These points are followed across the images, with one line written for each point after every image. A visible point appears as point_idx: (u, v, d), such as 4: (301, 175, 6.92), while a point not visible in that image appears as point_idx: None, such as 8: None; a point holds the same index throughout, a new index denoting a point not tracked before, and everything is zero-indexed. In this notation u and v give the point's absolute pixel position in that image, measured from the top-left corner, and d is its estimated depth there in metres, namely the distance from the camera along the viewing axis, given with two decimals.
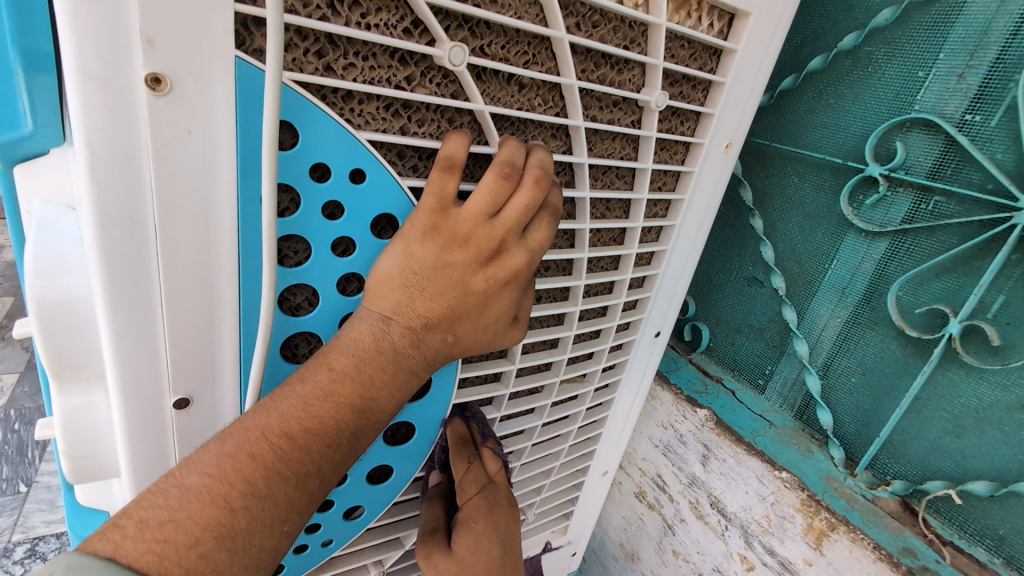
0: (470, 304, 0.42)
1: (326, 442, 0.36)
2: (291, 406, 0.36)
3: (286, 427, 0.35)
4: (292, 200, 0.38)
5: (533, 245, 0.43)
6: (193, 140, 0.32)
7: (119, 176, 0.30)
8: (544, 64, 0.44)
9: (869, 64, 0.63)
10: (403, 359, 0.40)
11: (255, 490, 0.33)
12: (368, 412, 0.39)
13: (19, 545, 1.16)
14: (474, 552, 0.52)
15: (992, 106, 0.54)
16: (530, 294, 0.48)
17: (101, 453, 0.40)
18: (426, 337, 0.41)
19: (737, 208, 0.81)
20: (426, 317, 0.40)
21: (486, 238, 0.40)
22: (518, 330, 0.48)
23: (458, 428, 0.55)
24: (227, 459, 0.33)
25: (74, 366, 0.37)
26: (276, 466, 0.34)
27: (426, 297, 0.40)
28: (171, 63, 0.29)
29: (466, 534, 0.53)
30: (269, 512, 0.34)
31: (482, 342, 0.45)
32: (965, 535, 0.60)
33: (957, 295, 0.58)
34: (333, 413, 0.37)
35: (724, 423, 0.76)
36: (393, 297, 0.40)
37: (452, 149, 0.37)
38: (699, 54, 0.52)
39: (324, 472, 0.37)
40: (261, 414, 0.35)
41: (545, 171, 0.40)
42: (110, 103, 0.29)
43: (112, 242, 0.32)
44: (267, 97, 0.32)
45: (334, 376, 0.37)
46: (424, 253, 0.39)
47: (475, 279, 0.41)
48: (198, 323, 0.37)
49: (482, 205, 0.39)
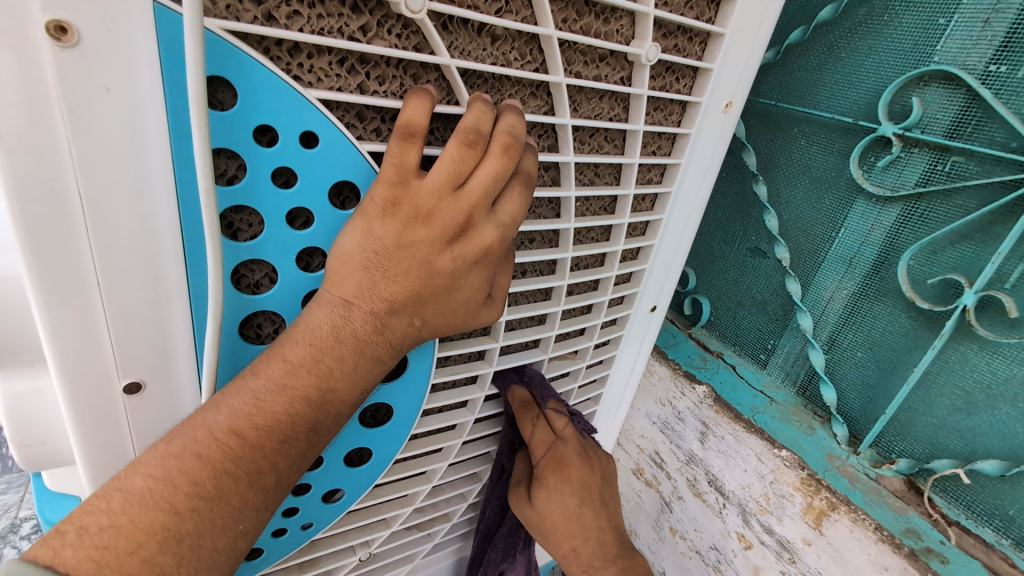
0: (438, 284, 0.38)
1: (280, 437, 0.34)
2: (242, 401, 0.34)
3: (236, 425, 0.33)
4: (239, 166, 0.35)
5: (503, 219, 0.39)
6: (114, 99, 0.28)
7: (31, 141, 0.27)
8: (519, 13, 0.40)
9: (885, 13, 0.57)
10: (366, 347, 0.37)
11: (202, 491, 0.32)
12: (326, 403, 0.36)
13: (25, 521, 1.17)
14: (553, 500, 0.57)
15: (1020, 55, 0.49)
16: (507, 270, 0.45)
17: (53, 440, 0.39)
18: (391, 322, 0.38)
19: (740, 174, 0.76)
20: (391, 300, 0.37)
21: (452, 213, 0.36)
22: (493, 310, 0.45)
23: (519, 393, 0.58)
24: (171, 460, 0.32)
25: (13, 352, 0.35)
26: (224, 465, 0.32)
27: (388, 280, 0.37)
28: (76, 8, 0.26)
29: (542, 489, 0.57)
30: (218, 513, 0.32)
31: (454, 323, 0.42)
32: (972, 516, 0.58)
33: (974, 264, 0.54)
34: (287, 407, 0.35)
35: (723, 400, 0.74)
36: (356, 280, 0.36)
37: (411, 115, 0.34)
38: (695, 2, 0.47)
39: (280, 468, 0.35)
40: (210, 411, 0.33)
41: (514, 139, 0.37)
42: (8, 56, 0.25)
43: (31, 215, 0.29)
44: (192, 48, 0.28)
45: (287, 368, 0.35)
46: (384, 232, 0.36)
47: (441, 259, 0.38)
48: (142, 303, 0.34)
49: (443, 176, 0.36)
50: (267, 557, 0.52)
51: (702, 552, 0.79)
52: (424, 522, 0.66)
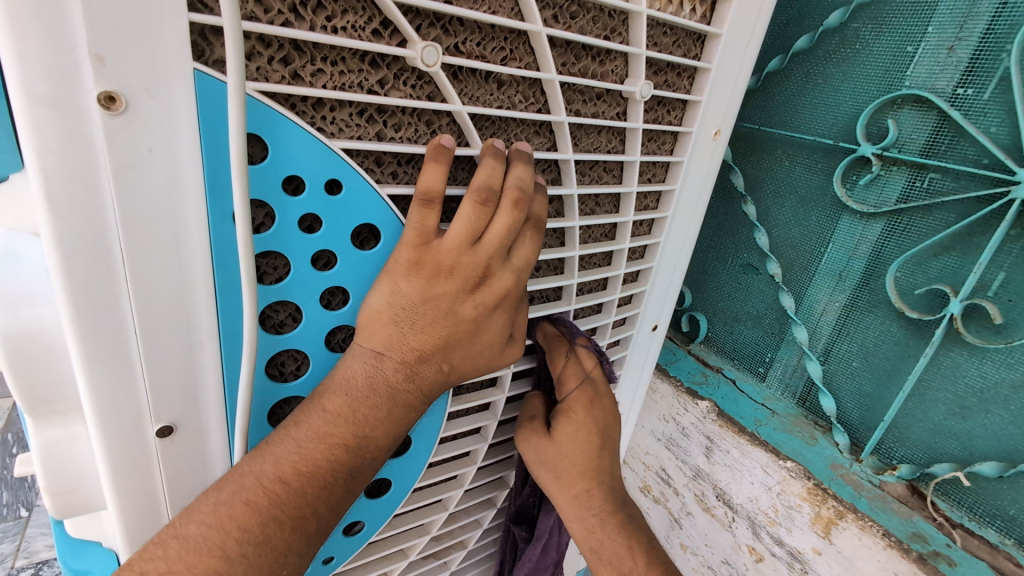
0: (462, 330, 0.41)
1: (321, 484, 0.36)
2: (287, 450, 0.36)
3: (281, 472, 0.35)
4: (267, 215, 0.36)
5: (518, 264, 0.41)
6: (156, 160, 0.30)
7: (80, 202, 0.29)
8: (522, 60, 0.42)
9: (857, 41, 0.61)
10: (397, 396, 0.39)
11: (251, 537, 0.34)
12: (363, 449, 0.38)
13: (22, 572, 1.17)
14: (575, 438, 0.54)
15: (984, 78, 0.53)
16: (524, 311, 0.47)
17: (85, 487, 0.39)
18: (421, 369, 0.40)
19: (729, 195, 0.80)
20: (420, 349, 0.40)
21: (471, 265, 0.39)
22: (516, 349, 0.46)
23: (549, 330, 0.55)
24: (223, 507, 0.34)
25: (49, 401, 0.36)
26: (271, 511, 0.34)
27: (416, 331, 0.39)
28: (124, 79, 0.28)
29: (567, 424, 0.54)
30: (266, 559, 0.34)
31: (480, 364, 0.44)
32: (975, 517, 0.60)
33: (957, 275, 0.57)
34: (327, 454, 0.37)
35: (726, 415, 0.76)
36: (386, 332, 0.39)
37: (429, 182, 0.37)
38: (682, 41, 0.50)
39: (321, 514, 0.37)
40: (258, 459, 0.35)
41: (523, 193, 0.39)
42: (62, 126, 0.27)
43: (76, 270, 0.30)
44: (232, 111, 0.30)
45: (327, 417, 0.37)
46: (410, 289, 0.38)
47: (464, 307, 0.40)
48: (176, 347, 0.35)
49: (461, 233, 0.38)
50: None
51: (714, 567, 0.80)
52: (440, 551, 0.66)
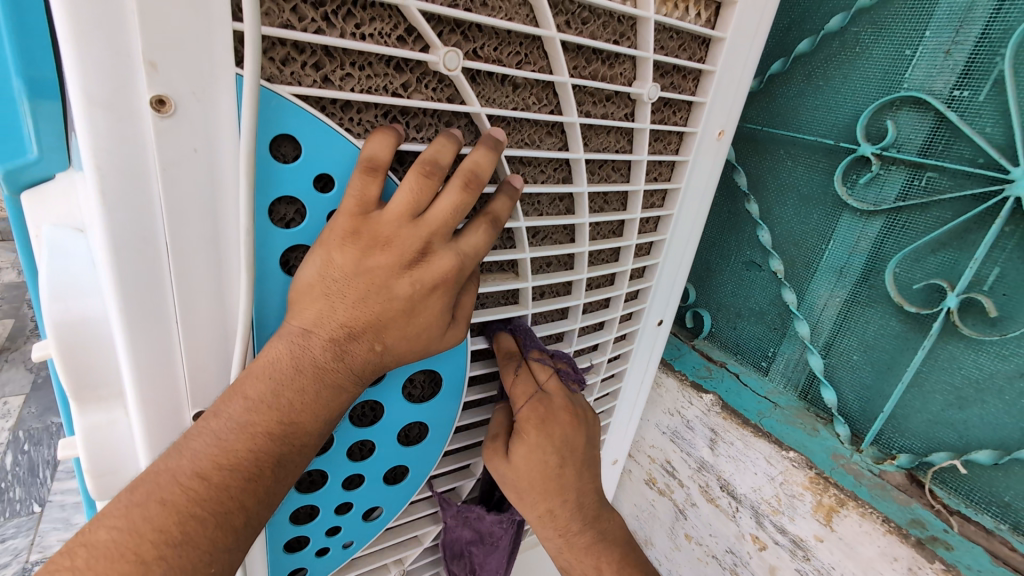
0: (395, 310, 0.38)
1: (247, 475, 0.35)
2: (206, 444, 0.35)
3: (200, 469, 0.34)
4: (297, 211, 0.38)
5: (464, 249, 0.40)
6: (199, 159, 0.32)
7: (131, 199, 0.31)
8: (536, 63, 0.44)
9: (857, 45, 0.63)
10: (327, 375, 0.38)
11: (169, 538, 0.32)
12: (290, 436, 0.37)
13: (37, 565, 1.18)
14: (530, 459, 0.51)
15: (980, 80, 0.54)
16: (471, 290, 0.44)
17: (124, 469, 0.41)
18: (351, 347, 0.38)
19: (733, 193, 0.82)
20: (348, 323, 0.37)
21: (411, 240, 0.37)
22: (458, 330, 0.44)
23: (506, 343, 0.53)
24: (135, 509, 0.33)
25: (93, 386, 0.38)
26: (189, 509, 0.33)
27: (349, 305, 0.37)
28: (173, 84, 0.30)
29: (520, 444, 0.51)
30: (188, 557, 0.33)
31: (416, 349, 0.41)
32: (972, 504, 0.61)
33: (954, 269, 0.59)
34: (249, 444, 0.36)
35: (730, 407, 0.78)
36: (317, 308, 0.37)
37: (374, 150, 0.36)
38: (689, 45, 0.52)
39: (249, 507, 0.36)
40: (207, 436, 0.35)
41: (476, 175, 0.39)
42: (117, 127, 0.29)
43: (126, 263, 0.32)
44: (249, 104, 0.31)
45: (249, 405, 0.36)
46: (345, 260, 0.37)
47: (400, 283, 0.38)
48: (214, 336, 0.37)
49: (403, 204, 0.37)
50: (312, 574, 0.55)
51: (718, 556, 0.82)
52: None
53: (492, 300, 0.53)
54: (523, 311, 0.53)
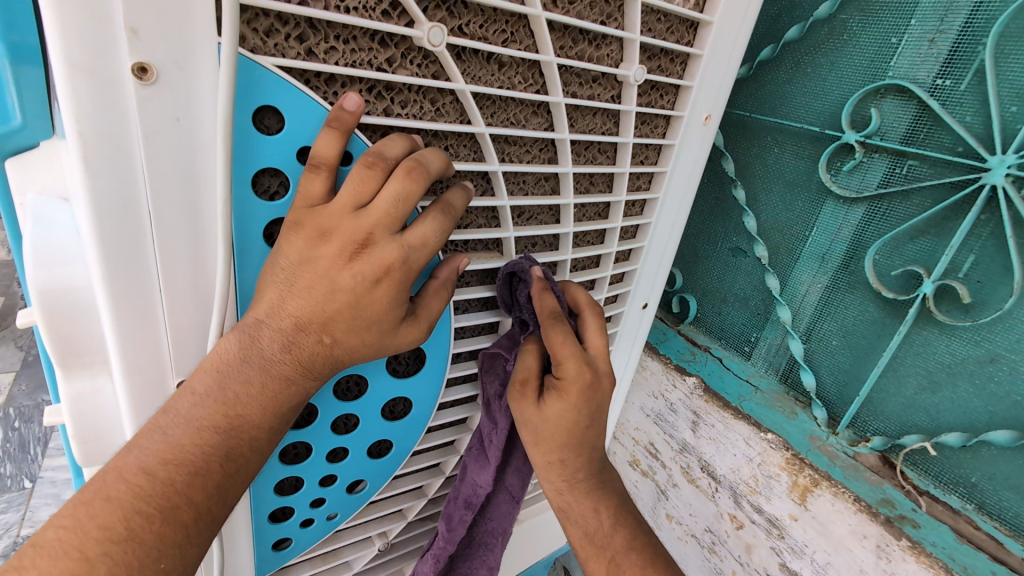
0: (340, 303, 0.38)
1: (191, 468, 0.36)
2: (153, 442, 0.36)
3: (148, 465, 0.35)
4: (280, 183, 0.39)
5: (410, 241, 0.39)
6: (181, 128, 0.33)
7: (113, 166, 0.32)
8: (522, 42, 0.44)
9: (845, 32, 0.64)
10: (273, 368, 0.39)
11: (113, 534, 0.33)
12: (237, 430, 0.38)
13: (29, 539, 1.20)
14: (563, 416, 0.50)
15: (962, 70, 0.55)
16: (440, 293, 0.44)
17: (111, 435, 0.43)
18: (299, 340, 0.39)
19: (720, 178, 0.82)
20: (298, 317, 0.38)
21: (352, 229, 0.37)
22: (414, 328, 0.43)
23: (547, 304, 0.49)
24: (82, 507, 0.34)
25: (78, 353, 0.39)
26: (134, 504, 0.34)
27: (296, 296, 0.38)
28: (153, 51, 0.30)
29: (559, 401, 0.49)
30: (134, 554, 0.34)
31: (370, 343, 0.41)
32: (940, 485, 0.63)
33: (932, 256, 0.60)
34: (195, 440, 0.37)
35: (712, 390, 0.79)
36: (267, 300, 0.38)
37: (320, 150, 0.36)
38: (676, 27, 0.53)
39: (199, 502, 0.37)
40: (190, 398, 0.37)
41: (420, 163, 0.38)
42: (98, 94, 0.30)
43: (109, 231, 0.33)
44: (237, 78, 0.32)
45: (196, 400, 0.37)
46: (290, 250, 0.37)
47: (342, 275, 0.38)
48: (197, 307, 0.38)
49: (346, 199, 0.37)
50: (296, 546, 0.56)
51: (697, 535, 0.84)
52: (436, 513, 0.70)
53: (476, 278, 0.53)
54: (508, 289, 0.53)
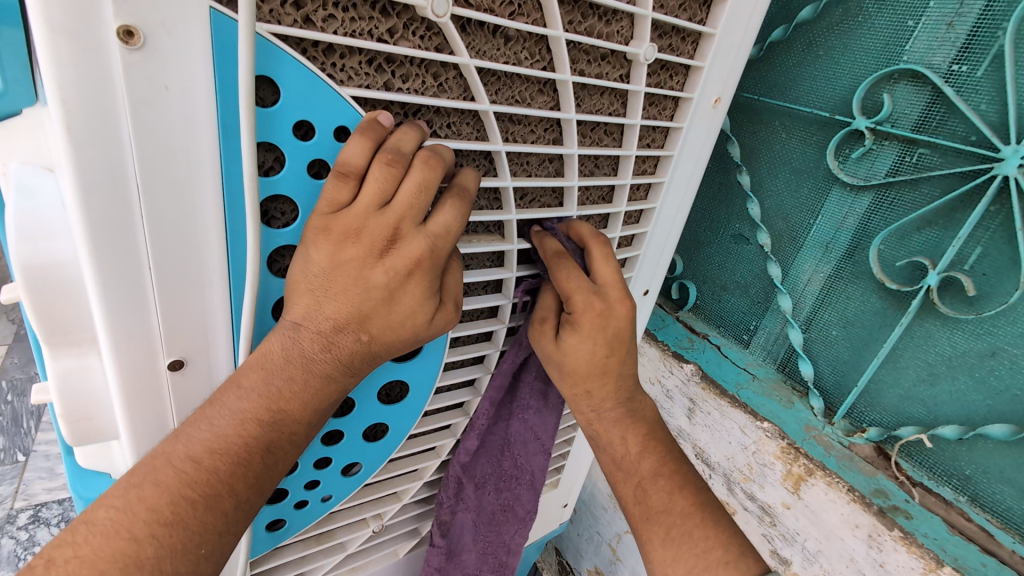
0: (374, 299, 0.39)
1: (234, 459, 0.37)
2: (200, 431, 0.37)
3: (194, 452, 0.36)
4: (276, 159, 0.38)
5: (434, 232, 0.39)
6: (172, 97, 0.31)
7: (98, 136, 0.30)
8: (529, 15, 0.42)
9: (860, 14, 0.62)
10: (314, 366, 0.39)
11: (160, 517, 0.34)
12: (279, 424, 0.39)
13: (22, 512, 1.20)
14: (578, 348, 0.50)
15: (980, 55, 0.54)
16: (453, 273, 0.44)
17: (99, 415, 0.41)
18: (338, 340, 0.39)
19: (726, 164, 0.81)
20: (335, 319, 0.39)
21: (378, 228, 0.37)
22: (448, 313, 0.43)
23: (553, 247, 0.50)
24: (132, 489, 0.34)
25: (65, 331, 0.38)
26: (180, 489, 0.35)
27: (331, 298, 0.38)
28: (141, 14, 0.28)
29: (571, 334, 0.50)
30: (178, 537, 0.34)
31: (405, 337, 0.42)
32: (933, 476, 0.64)
33: (937, 248, 0.59)
34: (239, 430, 0.37)
35: (709, 377, 0.79)
36: (303, 303, 0.38)
37: (346, 158, 0.36)
38: (688, 5, 0.50)
39: (238, 491, 0.37)
40: (234, 392, 0.38)
41: (434, 154, 0.38)
42: (83, 58, 0.28)
43: (97, 205, 0.32)
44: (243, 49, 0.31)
45: (243, 394, 0.38)
46: (320, 257, 0.37)
47: (374, 273, 0.38)
48: (188, 285, 0.37)
49: (370, 197, 0.37)
50: (290, 527, 0.56)
51: None
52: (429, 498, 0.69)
53: (477, 261, 0.52)
54: (510, 272, 0.52)
